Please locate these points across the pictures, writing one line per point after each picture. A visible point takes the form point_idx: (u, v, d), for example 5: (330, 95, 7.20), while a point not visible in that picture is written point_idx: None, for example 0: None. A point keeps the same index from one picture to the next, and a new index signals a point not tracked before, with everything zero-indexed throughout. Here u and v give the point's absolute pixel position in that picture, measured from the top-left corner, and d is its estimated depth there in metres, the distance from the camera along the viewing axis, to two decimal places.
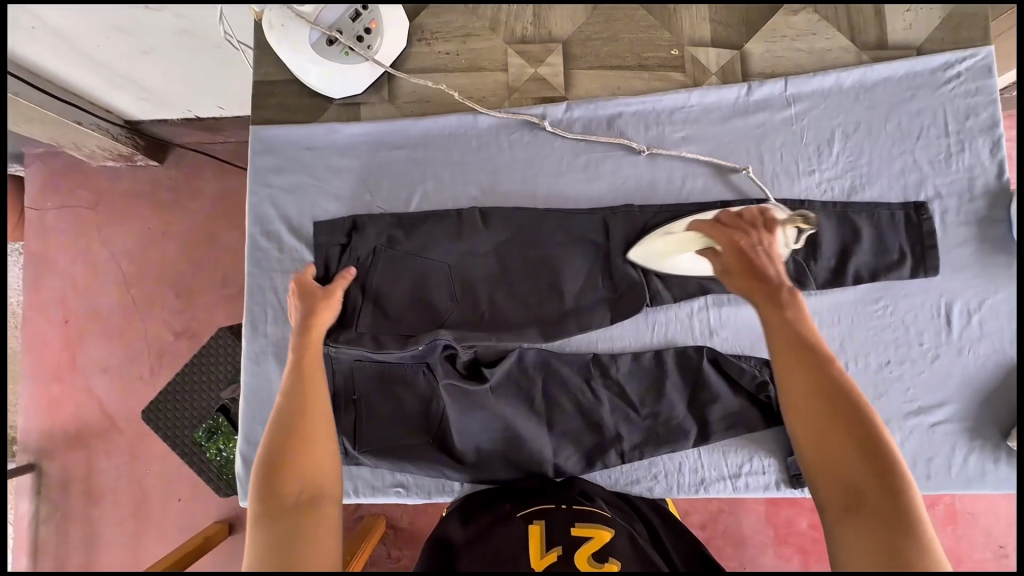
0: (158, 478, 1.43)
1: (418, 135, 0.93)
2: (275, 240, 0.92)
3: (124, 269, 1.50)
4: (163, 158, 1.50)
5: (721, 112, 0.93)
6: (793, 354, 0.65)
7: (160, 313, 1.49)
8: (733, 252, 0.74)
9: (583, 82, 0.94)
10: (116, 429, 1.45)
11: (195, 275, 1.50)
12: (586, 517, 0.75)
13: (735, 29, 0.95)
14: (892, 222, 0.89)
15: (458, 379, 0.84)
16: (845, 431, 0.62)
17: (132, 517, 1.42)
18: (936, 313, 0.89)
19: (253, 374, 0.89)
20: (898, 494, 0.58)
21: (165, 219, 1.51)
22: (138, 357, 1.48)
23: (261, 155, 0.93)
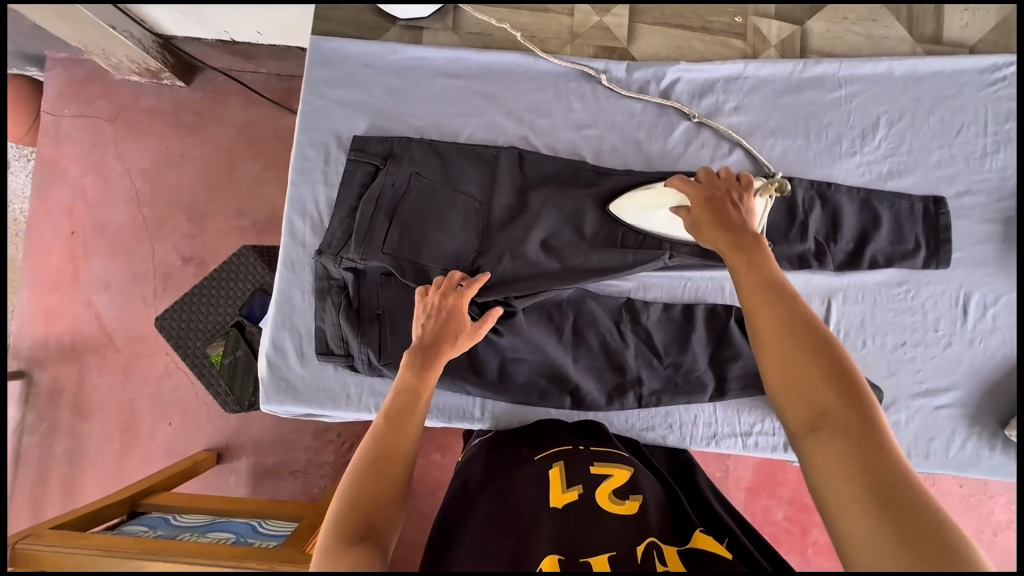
0: (149, 399, 1.41)
1: (475, 68, 0.93)
2: (321, 154, 0.91)
3: (138, 187, 1.48)
4: (189, 80, 1.48)
5: (774, 85, 0.94)
6: (760, 292, 0.58)
7: (171, 235, 1.47)
8: (695, 203, 0.69)
9: (646, 37, 0.95)
10: (113, 346, 1.43)
11: (212, 200, 1.48)
12: (603, 458, 0.76)
13: (800, 5, 0.96)
14: (910, 213, 0.92)
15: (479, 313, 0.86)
16: (808, 357, 0.53)
17: (118, 436, 1.41)
18: (953, 303, 0.93)
19: (286, 280, 0.90)
20: (873, 422, 0.49)
21: (188, 140, 1.49)
22: (142, 278, 1.45)
23: (317, 66, 0.92)
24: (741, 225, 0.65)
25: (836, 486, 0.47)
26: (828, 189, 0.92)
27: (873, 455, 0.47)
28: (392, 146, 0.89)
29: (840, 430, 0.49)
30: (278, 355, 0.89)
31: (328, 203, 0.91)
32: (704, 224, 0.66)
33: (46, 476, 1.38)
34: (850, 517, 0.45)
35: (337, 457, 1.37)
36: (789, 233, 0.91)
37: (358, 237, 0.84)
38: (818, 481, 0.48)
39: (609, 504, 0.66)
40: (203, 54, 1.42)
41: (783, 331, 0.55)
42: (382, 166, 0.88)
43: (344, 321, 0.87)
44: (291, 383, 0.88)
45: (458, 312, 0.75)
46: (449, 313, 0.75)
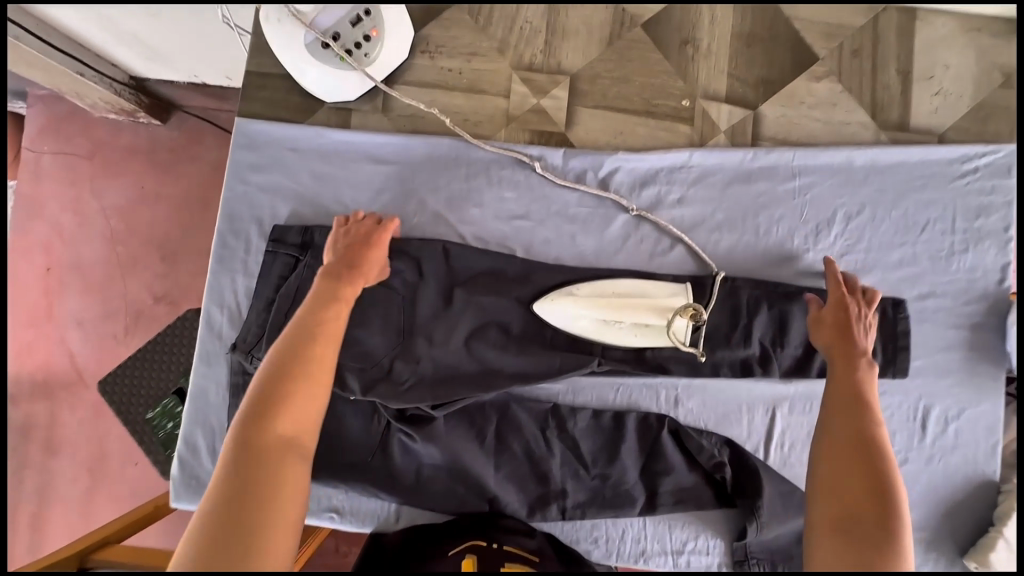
0: (117, 440, 1.41)
1: (406, 152, 0.89)
2: (244, 241, 0.88)
3: (114, 225, 1.48)
4: (165, 118, 1.46)
5: (722, 175, 0.88)
6: (840, 407, 0.71)
7: (142, 274, 1.46)
8: (842, 309, 0.78)
9: (585, 121, 0.89)
10: (82, 385, 1.43)
11: (182, 240, 1.48)
12: (517, 560, 0.73)
13: (753, 88, 0.90)
14: None
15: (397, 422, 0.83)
16: (865, 472, 0.65)
17: (88, 473, 1.41)
18: (911, 416, 0.85)
19: (202, 375, 0.87)
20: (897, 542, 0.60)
21: (164, 177, 1.48)
22: (114, 315, 1.46)
23: (242, 149, 0.89)
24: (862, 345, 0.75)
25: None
26: (778, 290, 0.84)
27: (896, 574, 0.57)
28: (312, 236, 0.83)
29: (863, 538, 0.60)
30: (190, 451, 0.86)
31: (248, 293, 0.87)
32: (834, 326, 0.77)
33: (14, 512, 1.39)
34: None
35: None
36: (732, 336, 0.83)
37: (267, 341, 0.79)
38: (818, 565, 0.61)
39: None
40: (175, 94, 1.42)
41: (855, 436, 0.68)
42: (298, 258, 0.82)
43: None
44: (201, 481, 0.85)
45: (375, 244, 0.77)
46: (357, 239, 0.78)
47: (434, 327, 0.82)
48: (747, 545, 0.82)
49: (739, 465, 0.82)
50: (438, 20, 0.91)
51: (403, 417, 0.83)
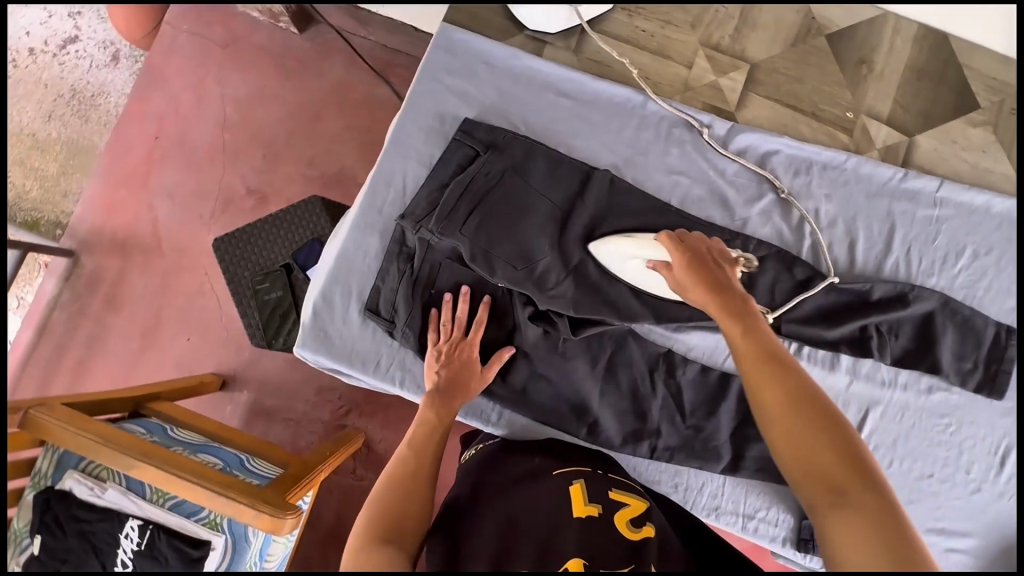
0: (178, 312, 1.45)
1: (586, 92, 0.96)
2: (422, 132, 0.95)
3: (227, 112, 1.54)
4: (303, 29, 1.53)
5: (869, 185, 0.95)
6: (759, 355, 0.59)
7: (243, 166, 1.51)
8: (684, 266, 0.69)
9: (754, 107, 0.97)
10: (160, 252, 1.48)
11: (287, 142, 1.52)
12: (622, 487, 0.74)
13: (913, 118, 0.97)
14: (981, 336, 0.90)
15: (523, 314, 0.89)
16: (800, 407, 0.55)
17: (139, 336, 1.45)
18: (992, 451, 0.90)
19: (353, 242, 0.94)
20: (868, 468, 0.51)
21: (286, 83, 1.54)
22: (206, 197, 1.50)
23: (440, 52, 0.97)
24: (732, 289, 0.65)
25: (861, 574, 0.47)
26: (910, 289, 0.90)
27: (890, 533, 0.47)
28: (497, 137, 0.92)
29: (856, 498, 0.49)
30: (324, 307, 0.92)
31: (416, 180, 0.95)
32: (692, 284, 0.67)
33: (65, 353, 1.43)
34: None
35: (331, 417, 1.39)
36: (861, 312, 0.89)
37: (439, 214, 0.87)
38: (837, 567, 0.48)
39: (624, 529, 0.64)
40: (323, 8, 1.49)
41: (763, 365, 0.58)
42: (483, 153, 0.91)
43: (400, 290, 0.90)
44: (329, 336, 0.91)
45: (468, 360, 0.86)
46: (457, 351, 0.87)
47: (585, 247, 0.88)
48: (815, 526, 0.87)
49: None
50: None
51: (534, 321, 0.89)
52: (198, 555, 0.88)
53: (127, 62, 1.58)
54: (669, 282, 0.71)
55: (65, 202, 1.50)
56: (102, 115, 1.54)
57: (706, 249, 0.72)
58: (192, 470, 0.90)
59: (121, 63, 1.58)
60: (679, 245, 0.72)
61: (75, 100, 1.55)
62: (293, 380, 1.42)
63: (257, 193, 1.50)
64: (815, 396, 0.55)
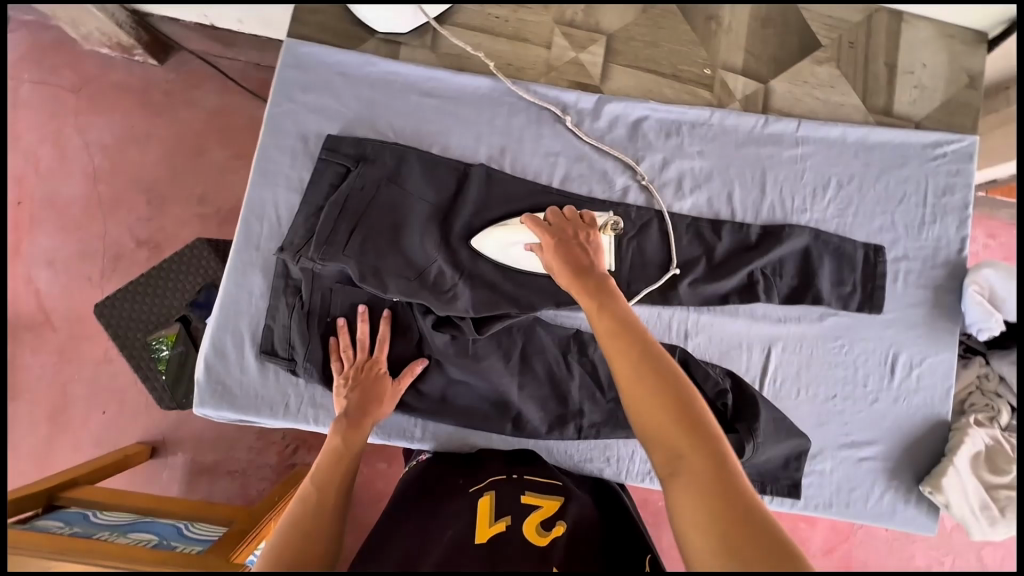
0: (84, 385, 1.34)
1: (451, 88, 0.94)
2: (288, 155, 0.91)
3: (97, 161, 1.41)
4: (162, 60, 1.40)
5: (737, 136, 0.98)
6: (610, 335, 0.58)
7: (125, 217, 1.40)
8: (558, 257, 0.70)
9: (618, 78, 0.98)
10: (49, 326, 1.35)
11: (171, 182, 1.41)
12: (538, 488, 0.77)
13: (765, 64, 1.01)
14: (853, 258, 0.98)
15: (427, 326, 0.87)
16: (642, 376, 0.54)
17: (45, 421, 1.33)
18: (883, 361, 0.98)
19: (235, 284, 0.88)
20: (705, 433, 0.51)
21: (151, 122, 1.42)
22: (89, 258, 1.38)
23: (290, 69, 0.92)
24: (591, 270, 0.67)
25: (696, 533, 0.46)
26: (785, 228, 0.96)
27: (722, 489, 0.47)
28: (365, 149, 0.89)
29: (687, 466, 0.49)
30: (216, 358, 0.87)
31: (290, 208, 0.90)
32: (566, 274, 0.67)
33: None
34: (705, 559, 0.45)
35: (278, 459, 1.34)
36: (747, 258, 0.94)
37: (315, 240, 0.83)
38: (681, 532, 0.48)
39: (534, 535, 0.66)
40: (178, 34, 1.38)
41: (615, 337, 0.58)
42: (354, 168, 0.87)
43: (295, 326, 0.86)
44: (227, 388, 0.86)
45: (377, 380, 0.84)
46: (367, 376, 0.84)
47: (476, 247, 0.88)
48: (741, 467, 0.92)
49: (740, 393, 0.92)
50: None
51: (440, 330, 0.87)
52: None
53: None
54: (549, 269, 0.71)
55: None
56: None
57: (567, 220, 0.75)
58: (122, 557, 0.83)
59: None
60: (550, 232, 0.74)
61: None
62: (225, 431, 1.35)
63: (147, 244, 1.40)
64: (666, 370, 0.54)
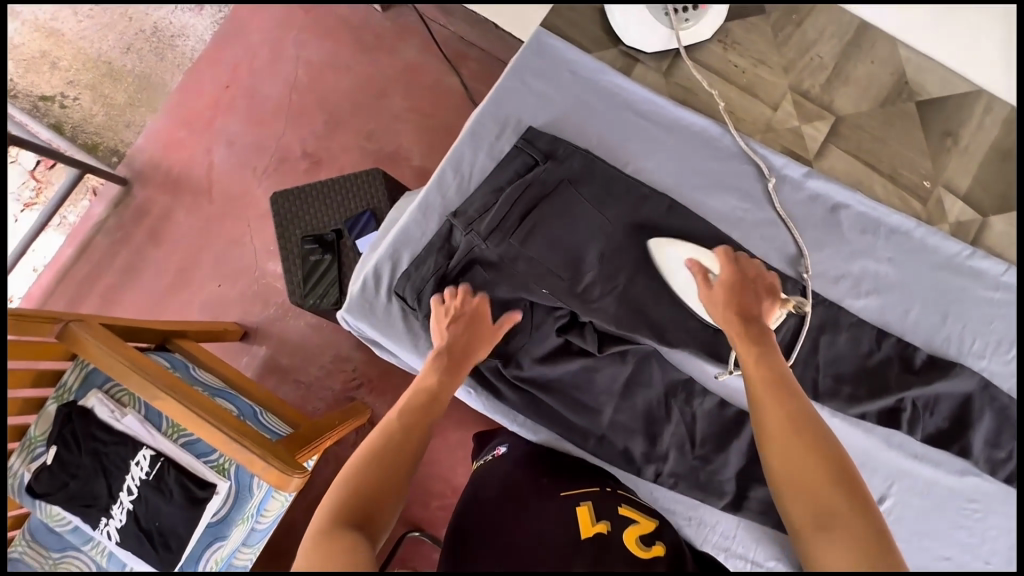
0: (217, 255, 1.48)
1: (666, 117, 0.97)
2: (497, 127, 0.97)
3: (298, 75, 1.57)
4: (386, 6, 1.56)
5: (935, 257, 0.94)
6: (761, 384, 0.67)
7: (303, 128, 1.55)
8: (726, 310, 0.78)
9: (832, 159, 0.97)
10: (208, 197, 1.51)
11: (353, 112, 1.55)
12: (628, 506, 0.75)
13: (992, 198, 0.96)
14: (1021, 425, 0.89)
15: (554, 322, 0.89)
16: (798, 429, 0.62)
17: (173, 273, 1.48)
18: (1016, 546, 0.88)
19: (411, 223, 0.95)
20: (849, 489, 0.58)
21: (359, 56, 1.57)
22: (262, 152, 1.53)
23: (530, 53, 0.98)
24: (752, 316, 0.76)
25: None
26: (957, 368, 0.90)
27: (865, 538, 0.54)
28: (557, 149, 0.95)
29: (837, 519, 0.56)
30: (373, 278, 0.94)
31: (482, 172, 0.96)
32: (728, 308, 0.78)
33: (101, 271, 1.49)
34: None
35: (340, 388, 1.40)
36: (903, 379, 0.89)
37: (492, 218, 0.91)
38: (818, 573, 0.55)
39: (635, 545, 0.65)
40: None
41: (774, 389, 0.66)
42: (541, 162, 0.94)
43: (446, 279, 0.91)
44: (372, 310, 0.92)
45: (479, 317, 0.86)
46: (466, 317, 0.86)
47: (629, 270, 0.90)
48: None
49: None
50: (749, 19, 0.98)
51: (563, 335, 0.89)
52: (202, 496, 0.93)
53: (212, 11, 1.61)
54: (707, 294, 0.82)
55: (126, 130, 1.54)
56: (174, 56, 1.57)
57: (758, 277, 0.82)
58: (210, 414, 0.92)
59: (203, 12, 1.60)
60: (727, 261, 0.83)
61: (155, 36, 1.57)
62: (313, 342, 1.43)
63: (313, 157, 1.54)
64: (815, 422, 0.63)
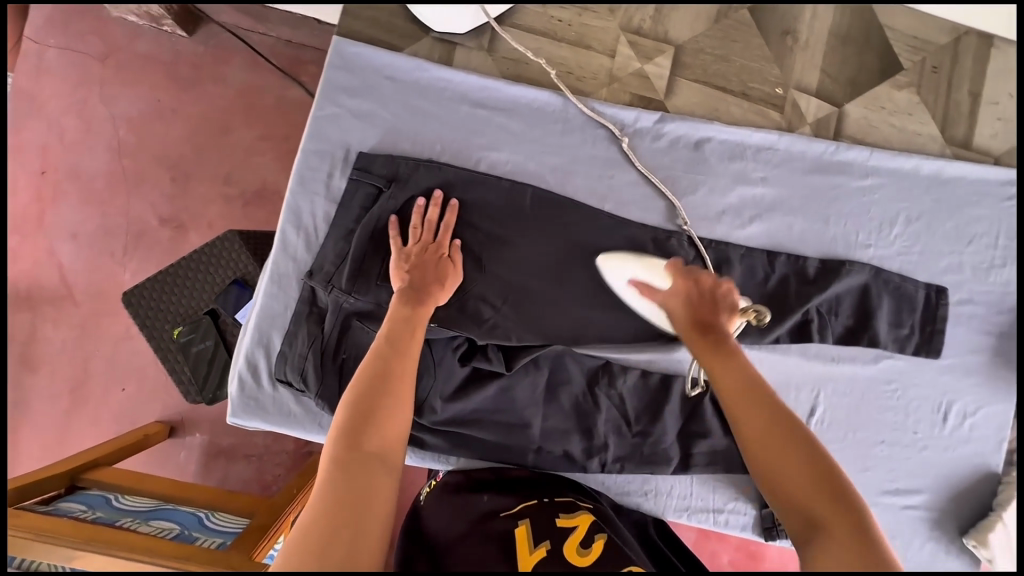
0: (108, 361, 1.31)
1: (504, 99, 0.89)
2: (329, 164, 0.86)
3: (122, 136, 1.36)
4: (191, 31, 1.35)
5: (803, 163, 0.93)
6: (740, 400, 0.62)
7: (149, 192, 1.35)
8: (553, 290, 0.69)
9: (683, 93, 0.92)
10: (71, 301, 1.32)
11: (199, 160, 1.36)
12: (569, 510, 0.74)
13: (842, 86, 0.94)
14: (914, 299, 0.93)
15: (452, 353, 0.84)
16: (783, 433, 0.60)
17: (68, 393, 1.30)
18: (935, 408, 0.94)
19: (271, 297, 0.85)
20: (842, 493, 0.56)
21: (182, 95, 1.36)
22: (113, 233, 1.33)
23: (337, 70, 0.86)
24: (716, 325, 0.70)
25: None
26: (846, 265, 0.91)
27: (857, 538, 0.53)
28: (399, 169, 0.85)
29: (832, 529, 0.54)
30: (250, 370, 0.85)
31: (328, 218, 0.86)
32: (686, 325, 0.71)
33: None
34: None
35: (294, 448, 1.31)
36: (802, 294, 0.90)
37: (349, 270, 0.82)
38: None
39: (575, 557, 0.63)
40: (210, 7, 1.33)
41: (749, 399, 0.62)
42: (388, 189, 0.84)
43: (325, 347, 0.82)
44: (261, 404, 0.84)
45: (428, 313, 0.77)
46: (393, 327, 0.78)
47: (510, 277, 0.85)
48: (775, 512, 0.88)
49: None
50: None
51: (467, 363, 0.85)
52: None
53: None
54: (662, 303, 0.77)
55: None
56: None
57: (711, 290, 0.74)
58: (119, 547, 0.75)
59: None
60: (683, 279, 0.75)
61: None
62: None
63: (173, 222, 1.34)
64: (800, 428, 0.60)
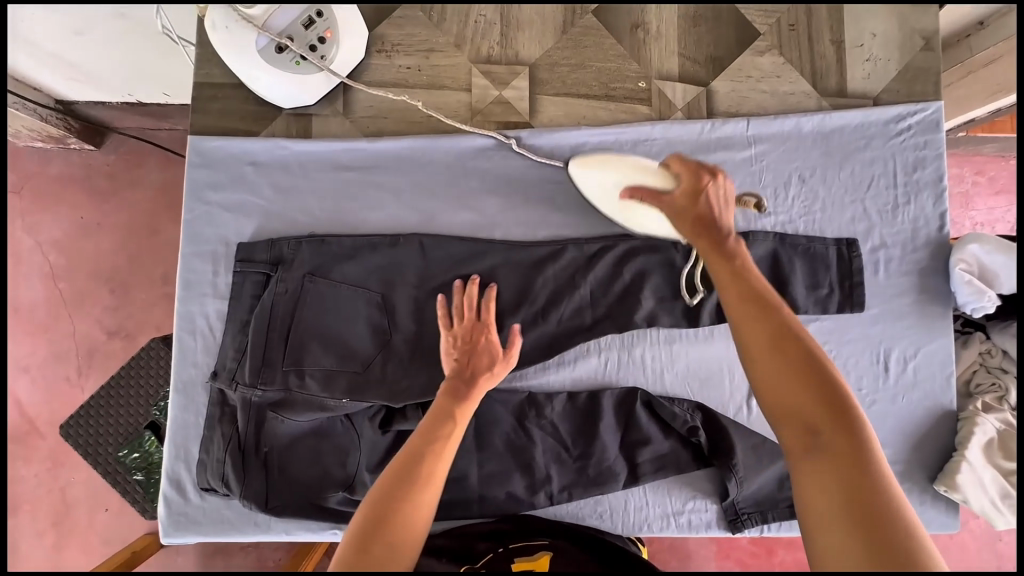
0: (82, 487, 1.26)
1: (370, 156, 0.88)
2: (211, 262, 0.85)
3: (52, 262, 1.29)
4: (99, 142, 1.30)
5: (684, 147, 0.92)
6: (745, 301, 0.56)
7: (91, 308, 1.29)
8: (446, 351, 0.78)
9: (548, 109, 0.91)
10: (36, 434, 1.26)
11: (136, 268, 1.31)
12: (525, 554, 0.78)
13: (703, 65, 0.94)
14: (825, 257, 0.91)
15: (370, 421, 0.84)
16: (782, 339, 0.54)
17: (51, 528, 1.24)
18: (874, 360, 0.92)
19: (180, 409, 0.83)
20: (848, 414, 0.52)
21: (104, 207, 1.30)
22: (65, 358, 1.28)
23: (198, 168, 0.86)
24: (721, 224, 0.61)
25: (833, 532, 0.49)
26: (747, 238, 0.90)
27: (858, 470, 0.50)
28: (281, 251, 0.83)
29: (829, 454, 0.51)
30: (174, 486, 0.83)
31: (221, 316, 0.85)
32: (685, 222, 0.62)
33: None
34: (834, 544, 0.48)
35: None
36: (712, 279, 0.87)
37: (251, 364, 0.79)
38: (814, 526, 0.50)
39: None
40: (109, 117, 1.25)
41: (751, 300, 0.56)
42: (274, 273, 0.82)
43: (240, 449, 0.80)
44: (191, 517, 0.82)
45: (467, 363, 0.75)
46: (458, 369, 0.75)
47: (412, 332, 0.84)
48: (735, 503, 0.86)
49: (711, 427, 0.86)
50: (392, 18, 0.90)
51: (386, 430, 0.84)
52: None
53: None
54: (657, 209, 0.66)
55: None
56: None
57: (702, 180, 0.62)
58: None
59: None
60: (667, 170, 0.66)
61: None
62: None
63: (120, 333, 1.30)
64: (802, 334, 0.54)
